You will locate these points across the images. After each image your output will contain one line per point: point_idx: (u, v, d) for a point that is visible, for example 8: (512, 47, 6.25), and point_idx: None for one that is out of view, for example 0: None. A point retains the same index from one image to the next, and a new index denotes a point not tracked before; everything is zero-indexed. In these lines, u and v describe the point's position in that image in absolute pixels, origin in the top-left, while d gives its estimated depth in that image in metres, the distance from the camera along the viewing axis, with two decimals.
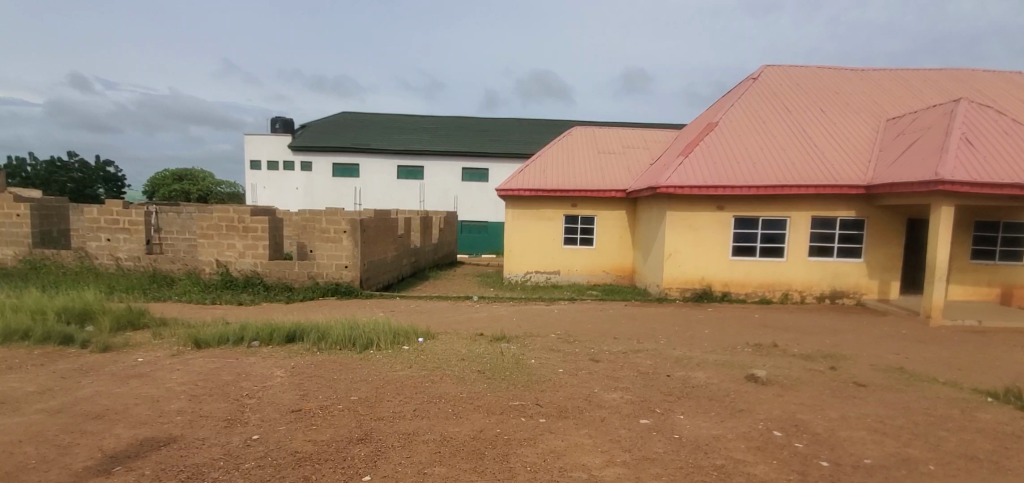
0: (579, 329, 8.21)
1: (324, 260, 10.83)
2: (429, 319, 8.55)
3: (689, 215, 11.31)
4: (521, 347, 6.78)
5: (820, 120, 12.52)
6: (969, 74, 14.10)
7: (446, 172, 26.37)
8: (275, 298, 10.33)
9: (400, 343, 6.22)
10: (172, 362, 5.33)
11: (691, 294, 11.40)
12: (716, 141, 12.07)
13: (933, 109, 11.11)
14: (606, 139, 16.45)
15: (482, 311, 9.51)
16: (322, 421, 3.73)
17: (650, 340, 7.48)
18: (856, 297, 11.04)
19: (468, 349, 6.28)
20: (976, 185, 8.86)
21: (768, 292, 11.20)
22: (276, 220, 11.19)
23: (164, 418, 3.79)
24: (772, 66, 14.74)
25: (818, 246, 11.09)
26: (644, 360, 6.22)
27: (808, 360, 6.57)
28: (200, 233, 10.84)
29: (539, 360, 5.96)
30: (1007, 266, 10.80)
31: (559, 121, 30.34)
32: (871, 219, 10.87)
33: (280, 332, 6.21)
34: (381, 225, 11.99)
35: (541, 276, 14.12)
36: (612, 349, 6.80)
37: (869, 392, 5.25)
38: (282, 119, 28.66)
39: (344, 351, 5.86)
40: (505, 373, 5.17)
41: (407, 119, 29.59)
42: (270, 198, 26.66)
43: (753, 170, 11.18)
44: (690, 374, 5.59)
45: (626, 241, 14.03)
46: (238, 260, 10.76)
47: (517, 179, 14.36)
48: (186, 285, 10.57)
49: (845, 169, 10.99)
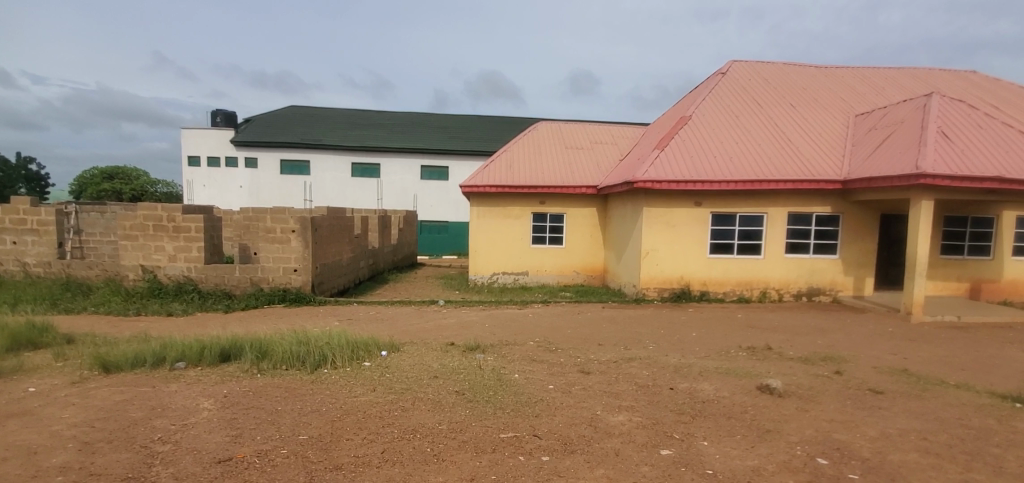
0: (560, 335, 7.47)
1: (269, 263, 9.68)
2: (392, 328, 7.60)
3: (667, 211, 10.78)
4: (499, 358, 5.98)
5: (791, 115, 12.34)
6: (925, 74, 14.39)
7: (404, 170, 25.21)
8: (211, 307, 9.07)
9: (360, 360, 5.32)
10: (70, 393, 4.21)
11: (669, 294, 10.87)
12: (691, 134, 11.64)
13: (904, 104, 11.07)
14: (573, 134, 15.86)
15: (450, 317, 8.64)
16: (259, 476, 2.80)
17: (638, 347, 6.82)
18: (832, 295, 10.85)
19: (441, 363, 5.44)
20: (956, 179, 8.74)
21: (746, 290, 10.83)
22: (213, 219, 9.91)
23: (37, 480, 2.77)
24: (739, 61, 14.53)
25: (794, 243, 10.81)
26: (639, 370, 5.53)
27: (809, 364, 6.11)
28: (122, 233, 9.46)
29: (523, 374, 5.18)
30: (976, 261, 10.85)
31: (520, 120, 29.75)
32: (845, 215, 10.69)
33: (211, 350, 5.16)
34: (335, 225, 10.92)
35: (508, 278, 13.37)
36: (601, 359, 6.10)
37: (890, 400, 4.79)
38: (225, 113, 26.82)
39: (291, 372, 4.88)
40: (489, 393, 4.37)
41: (362, 114, 28.19)
42: (211, 197, 24.72)
43: (732, 165, 10.78)
44: (696, 385, 4.96)
45: (597, 240, 13.46)
46: (168, 264, 9.45)
47: (483, 175, 13.52)
48: (105, 293, 9.16)
49: (821, 164, 10.76)
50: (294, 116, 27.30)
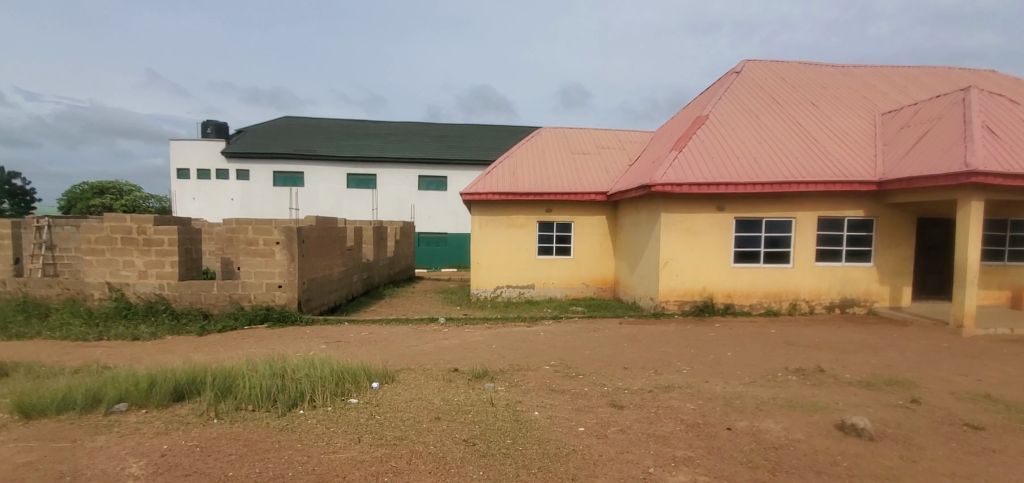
0: (578, 358, 6.53)
1: (251, 278, 8.74)
2: (385, 352, 6.64)
3: (686, 217, 9.89)
4: (511, 388, 5.04)
5: (814, 113, 11.52)
6: (947, 72, 13.67)
7: (402, 180, 24.36)
8: (184, 329, 8.10)
9: (346, 395, 4.39)
10: None
11: (690, 308, 9.94)
12: (709, 134, 10.79)
13: (939, 99, 10.27)
14: (578, 139, 15.03)
15: (452, 337, 7.68)
16: None
17: (671, 371, 5.87)
18: (867, 306, 9.95)
19: (443, 397, 4.51)
20: (1009, 177, 7.90)
21: (775, 302, 9.92)
22: (190, 230, 8.99)
23: None
24: (752, 60, 13.75)
25: (825, 249, 9.93)
26: (682, 403, 4.59)
27: (876, 391, 5.19)
28: (86, 248, 8.53)
29: (545, 411, 4.24)
30: (1018, 267, 10.00)
31: (519, 129, 29.03)
32: (879, 219, 9.85)
33: (160, 386, 4.23)
34: (325, 236, 10.01)
35: (513, 292, 12.44)
36: (632, 388, 5.16)
37: (1000, 440, 3.87)
38: (216, 124, 26.03)
39: (258, 414, 3.95)
40: (506, 445, 3.43)
41: (357, 124, 27.40)
42: (200, 210, 23.83)
43: (757, 166, 9.93)
44: (759, 425, 4.02)
45: (606, 250, 12.58)
46: (138, 281, 8.50)
47: (484, 182, 12.65)
48: (65, 316, 8.20)
49: (853, 165, 9.90)
50: (288, 126, 26.48)
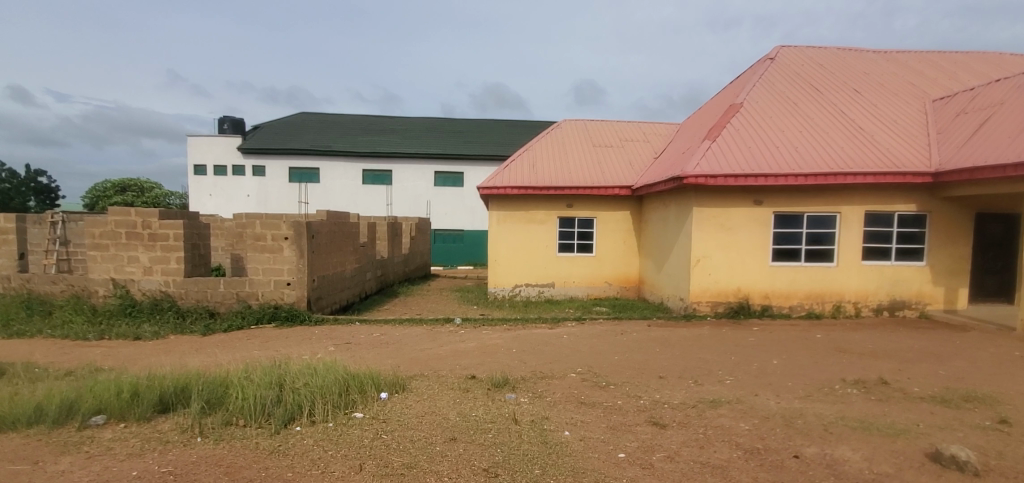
0: (607, 365, 5.93)
1: (259, 276, 8.32)
2: (396, 356, 6.13)
3: (721, 211, 9.20)
4: (536, 401, 4.48)
5: (858, 101, 10.69)
6: (999, 56, 12.68)
7: (418, 176, 23.96)
8: (189, 328, 7.71)
9: (350, 408, 3.87)
10: None
11: (724, 309, 9.26)
12: (744, 123, 10.06)
13: (999, 84, 9.40)
14: (600, 132, 14.39)
15: (469, 339, 7.16)
16: None
17: (713, 381, 5.26)
18: (919, 309, 9.16)
19: (460, 411, 3.97)
20: None
21: (816, 304, 9.18)
22: (197, 224, 8.59)
23: None
24: (786, 46, 12.91)
25: (873, 247, 9.15)
26: (735, 422, 3.98)
27: (956, 409, 4.50)
28: (90, 243, 8.16)
29: (577, 431, 3.68)
30: None
31: (537, 124, 28.43)
32: (932, 214, 9.05)
33: (143, 396, 3.77)
34: (336, 231, 9.56)
35: (532, 291, 11.87)
36: (673, 402, 4.55)
37: None
38: (232, 120, 25.90)
39: (248, 431, 3.46)
40: (533, 476, 2.87)
41: (373, 119, 27.06)
42: (217, 206, 23.72)
43: (798, 156, 9.18)
44: (832, 452, 3.40)
45: (631, 247, 11.94)
46: (143, 278, 8.15)
47: (502, 176, 12.08)
48: (67, 313, 7.87)
49: (904, 155, 9.10)
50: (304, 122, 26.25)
